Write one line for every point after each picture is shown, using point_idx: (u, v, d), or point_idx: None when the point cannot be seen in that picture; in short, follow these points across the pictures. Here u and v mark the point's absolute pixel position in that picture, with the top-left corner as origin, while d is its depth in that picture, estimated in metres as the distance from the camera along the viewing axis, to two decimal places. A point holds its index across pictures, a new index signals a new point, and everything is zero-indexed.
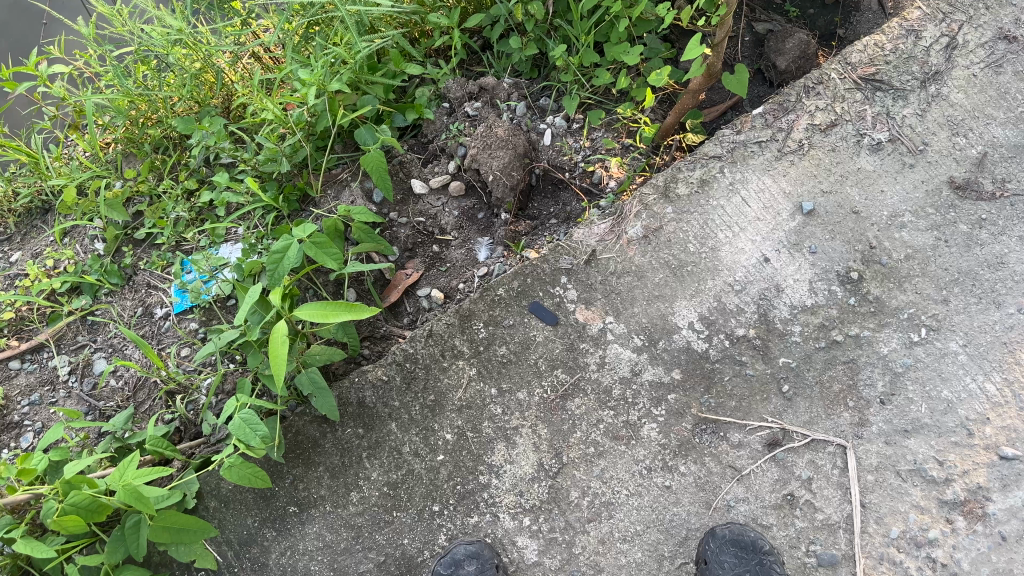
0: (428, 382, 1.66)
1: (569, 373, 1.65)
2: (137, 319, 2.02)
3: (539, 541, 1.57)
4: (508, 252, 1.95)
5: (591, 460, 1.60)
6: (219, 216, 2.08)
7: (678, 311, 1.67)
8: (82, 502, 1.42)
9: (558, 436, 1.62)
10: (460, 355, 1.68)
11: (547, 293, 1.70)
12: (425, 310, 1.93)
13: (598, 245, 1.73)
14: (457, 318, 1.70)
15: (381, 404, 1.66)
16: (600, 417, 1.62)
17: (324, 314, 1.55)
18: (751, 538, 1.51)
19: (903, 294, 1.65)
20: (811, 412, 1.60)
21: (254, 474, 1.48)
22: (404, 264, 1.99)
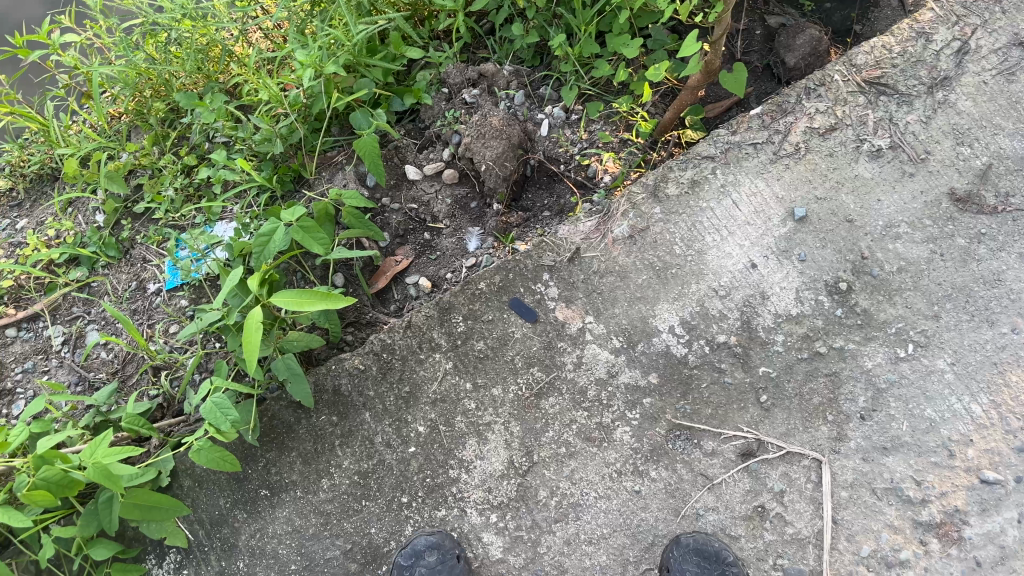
0: (405, 373, 1.66)
1: (546, 372, 1.63)
2: (131, 293, 2.04)
3: (504, 538, 1.56)
4: (498, 243, 1.94)
5: (562, 461, 1.59)
6: (215, 194, 2.09)
7: (659, 314, 1.64)
8: (53, 477, 1.45)
9: (530, 434, 1.61)
10: (437, 348, 1.67)
11: (528, 289, 1.68)
12: (412, 298, 1.94)
13: (583, 242, 1.70)
14: (437, 310, 1.69)
15: (356, 393, 1.66)
16: (574, 417, 1.61)
17: (300, 302, 1.55)
18: (715, 547, 1.50)
19: (893, 308, 1.60)
20: (788, 423, 1.57)
21: (222, 458, 1.49)
22: (394, 251, 1.99)
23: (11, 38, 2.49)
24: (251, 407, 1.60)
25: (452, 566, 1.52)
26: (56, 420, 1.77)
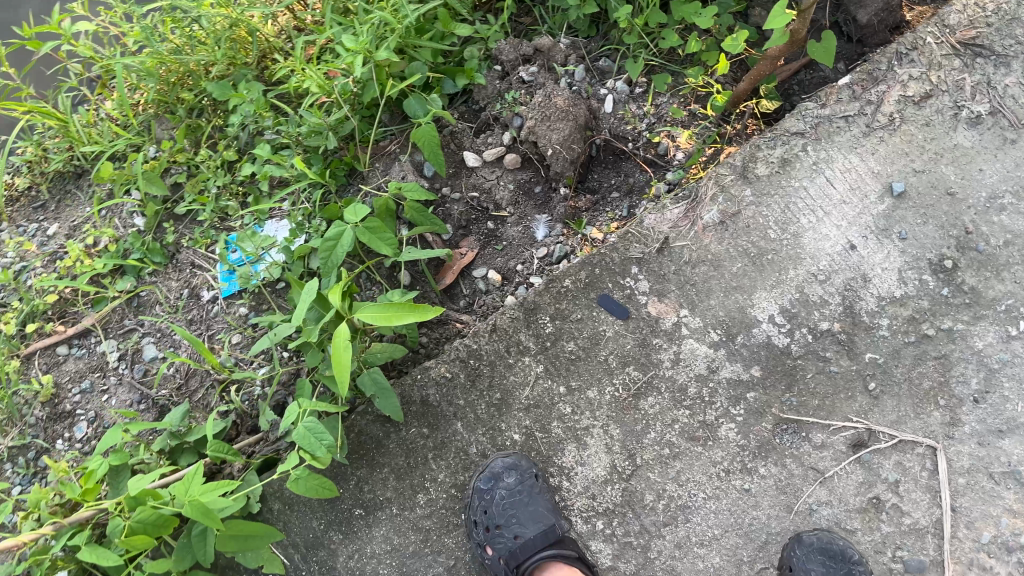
0: (496, 379, 1.59)
1: (642, 371, 1.57)
2: (184, 302, 1.95)
3: (613, 546, 1.52)
4: (568, 230, 1.87)
5: (667, 461, 1.54)
6: (262, 192, 1.99)
7: (757, 303, 1.57)
8: (149, 518, 1.39)
9: (631, 437, 1.55)
10: (526, 352, 1.60)
11: (617, 284, 1.61)
12: (482, 293, 1.87)
13: (672, 232, 1.62)
14: (522, 311, 1.61)
15: (445, 403, 1.59)
16: (675, 416, 1.55)
17: (388, 316, 1.47)
18: (841, 545, 1.46)
19: (1001, 284, 1.54)
20: (899, 411, 1.52)
21: (321, 485, 1.43)
22: (459, 243, 1.91)
23: (19, 30, 2.33)
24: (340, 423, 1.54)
25: (531, 486, 1.52)
26: (127, 444, 1.70)
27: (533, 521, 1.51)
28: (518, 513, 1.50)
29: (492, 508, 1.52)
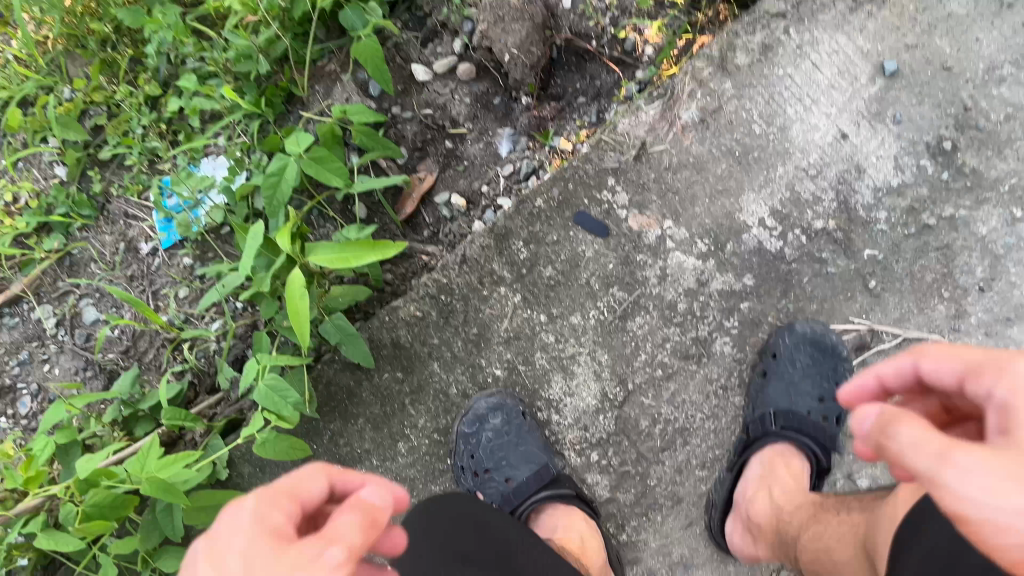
0: (471, 314, 1.46)
1: (628, 290, 1.45)
2: (122, 258, 1.78)
3: (610, 477, 1.43)
4: (534, 143, 1.75)
5: (661, 384, 1.43)
6: (193, 128, 1.81)
7: (745, 207, 1.45)
8: (104, 500, 1.26)
9: (621, 362, 1.44)
10: (501, 281, 1.47)
11: (594, 199, 1.47)
12: (446, 220, 1.74)
13: (651, 136, 1.47)
14: (492, 237, 1.47)
15: (418, 343, 1.46)
16: (666, 336, 1.44)
17: (345, 257, 1.34)
18: (833, 340, 1.42)
19: (1004, 163, 1.43)
20: (902, 308, 1.43)
21: (292, 446, 1.31)
22: (416, 167, 1.76)
23: None
24: (305, 376, 1.42)
25: (519, 426, 1.41)
26: (75, 417, 1.56)
27: (526, 461, 1.42)
28: (508, 455, 1.41)
29: (479, 452, 1.43)
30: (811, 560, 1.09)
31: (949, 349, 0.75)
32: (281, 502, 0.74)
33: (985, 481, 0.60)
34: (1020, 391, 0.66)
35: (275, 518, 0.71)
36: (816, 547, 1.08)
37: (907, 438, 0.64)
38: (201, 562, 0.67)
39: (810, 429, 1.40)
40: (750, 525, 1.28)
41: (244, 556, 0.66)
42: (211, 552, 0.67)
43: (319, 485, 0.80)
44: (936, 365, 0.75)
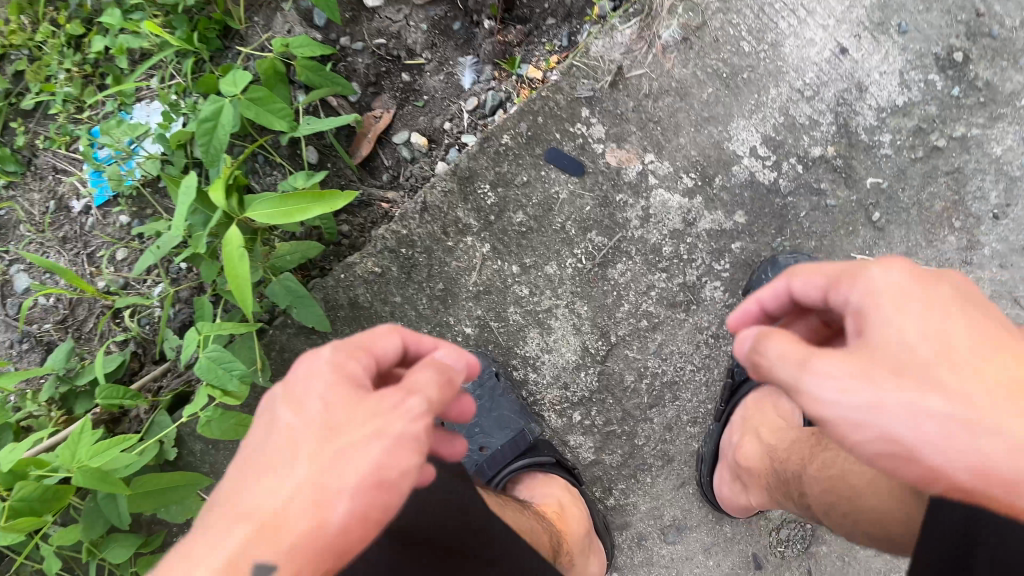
0: (435, 268, 1.33)
1: (607, 235, 1.31)
2: (52, 217, 1.61)
3: (595, 438, 1.31)
4: (500, 73, 1.59)
5: (646, 335, 1.31)
6: (121, 69, 1.63)
7: (734, 135, 1.30)
8: (33, 495, 1.14)
9: (602, 313, 1.31)
10: (466, 229, 1.32)
11: (566, 133, 1.31)
12: (407, 162, 1.58)
13: (629, 59, 1.30)
14: (455, 181, 1.32)
15: (379, 302, 1.33)
16: (651, 283, 1.31)
17: (287, 211, 1.19)
18: None
19: (1019, 75, 1.30)
20: (909, 241, 1.30)
21: (240, 424, 1.18)
22: (370, 105, 1.60)
23: None
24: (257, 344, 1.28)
25: (492, 389, 1.29)
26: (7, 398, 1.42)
27: (500, 428, 1.30)
28: (480, 421, 1.30)
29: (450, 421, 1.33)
30: (824, 495, 0.99)
31: (820, 266, 0.81)
32: (355, 350, 0.78)
33: (841, 383, 0.71)
34: (871, 296, 0.73)
35: (353, 364, 0.76)
36: (833, 480, 0.98)
37: (791, 352, 0.74)
38: (279, 406, 0.74)
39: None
40: (741, 474, 1.18)
41: (324, 399, 0.72)
42: (288, 395, 0.74)
43: (393, 343, 0.83)
44: (806, 282, 0.82)
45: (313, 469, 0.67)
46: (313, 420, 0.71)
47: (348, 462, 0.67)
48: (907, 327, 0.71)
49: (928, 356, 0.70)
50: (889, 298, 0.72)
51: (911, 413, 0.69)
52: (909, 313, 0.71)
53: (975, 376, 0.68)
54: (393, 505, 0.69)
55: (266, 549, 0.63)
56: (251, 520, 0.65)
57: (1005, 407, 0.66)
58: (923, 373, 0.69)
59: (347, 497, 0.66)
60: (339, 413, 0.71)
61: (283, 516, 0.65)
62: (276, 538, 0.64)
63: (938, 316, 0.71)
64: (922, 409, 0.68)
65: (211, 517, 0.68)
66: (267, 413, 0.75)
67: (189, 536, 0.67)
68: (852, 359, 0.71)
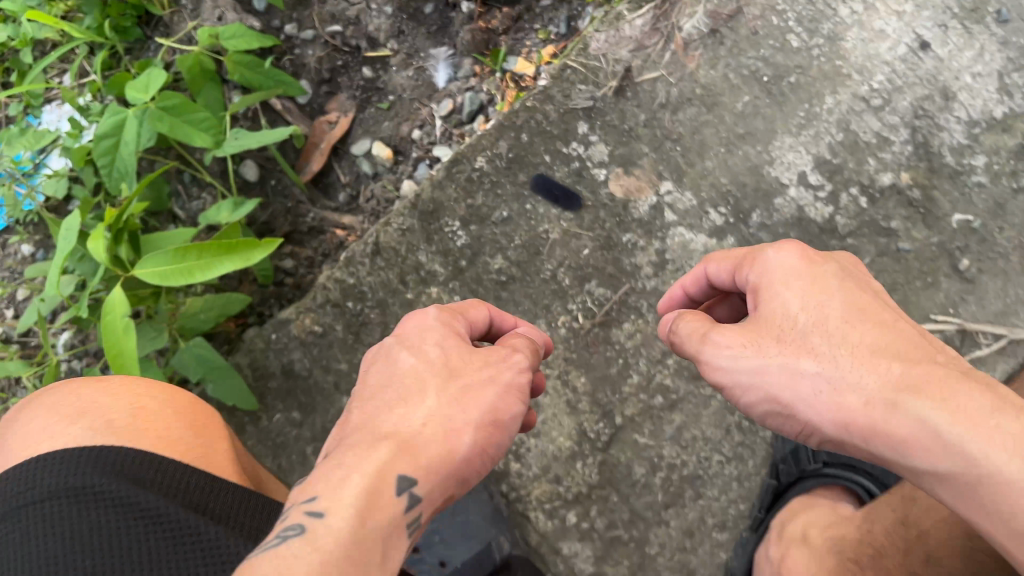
0: (390, 326, 1.04)
1: (611, 286, 1.02)
2: None
3: (594, 546, 1.00)
4: (481, 69, 1.28)
5: (661, 415, 1.02)
6: (25, 64, 1.33)
7: (777, 157, 1.01)
8: None
9: (604, 386, 1.02)
10: (430, 278, 1.04)
11: (558, 155, 1.05)
12: (368, 178, 1.28)
13: (643, 59, 1.06)
14: (417, 217, 1.05)
15: (321, 370, 1.05)
16: (667, 348, 1.03)
17: (187, 268, 0.90)
18: None
19: None
20: (1006, 297, 0.97)
21: None
22: (324, 107, 1.30)
23: None
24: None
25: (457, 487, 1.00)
26: None
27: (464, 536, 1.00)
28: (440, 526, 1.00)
29: None
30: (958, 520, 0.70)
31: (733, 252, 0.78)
32: (457, 315, 0.79)
33: (736, 354, 0.70)
34: (767, 273, 0.72)
35: (458, 324, 0.77)
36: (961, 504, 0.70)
37: (701, 329, 0.73)
38: (398, 354, 0.75)
39: (857, 462, 0.99)
40: None
41: (441, 346, 0.74)
42: (403, 343, 0.76)
43: (482, 313, 0.82)
44: (716, 269, 0.78)
45: (442, 400, 0.69)
46: (433, 363, 0.73)
47: (473, 400, 0.70)
48: (790, 300, 0.69)
49: (809, 329, 0.68)
50: (781, 277, 0.71)
51: (794, 378, 0.67)
52: (789, 287, 0.70)
53: (855, 344, 0.66)
54: (504, 445, 0.71)
55: (408, 465, 0.64)
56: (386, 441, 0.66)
57: (872, 373, 0.64)
58: (802, 339, 0.68)
59: (469, 430, 0.69)
60: (456, 361, 0.73)
61: (422, 438, 0.67)
62: (413, 460, 0.65)
63: (821, 291, 0.69)
64: (799, 372, 0.67)
65: (339, 448, 0.68)
66: (378, 366, 0.75)
67: (319, 465, 0.66)
68: (738, 327, 0.71)
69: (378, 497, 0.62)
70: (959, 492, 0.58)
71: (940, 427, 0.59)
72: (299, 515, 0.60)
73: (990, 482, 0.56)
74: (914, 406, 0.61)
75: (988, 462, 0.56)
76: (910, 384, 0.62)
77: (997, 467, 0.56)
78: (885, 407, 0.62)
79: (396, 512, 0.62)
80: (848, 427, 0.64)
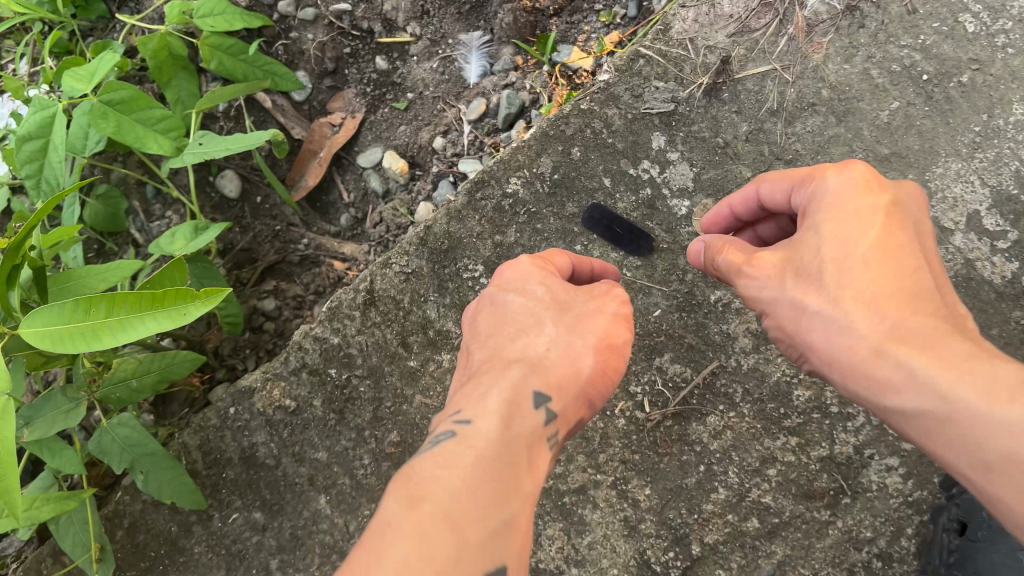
0: (385, 404, 0.78)
1: (691, 362, 0.75)
2: None
3: None
4: (525, 60, 1.00)
5: (756, 545, 0.72)
6: None
7: (937, 191, 0.74)
8: None
9: (676, 502, 0.73)
10: (442, 340, 0.78)
11: (623, 178, 0.78)
12: (376, 198, 1.01)
13: (748, 48, 0.80)
14: (429, 256, 0.79)
15: (292, 457, 0.78)
16: (767, 454, 0.74)
17: (92, 329, 0.63)
18: None
19: None
20: None
21: None
22: (325, 105, 1.04)
23: None
24: (92, 513, 0.78)
25: None
26: None
27: None
28: None
29: None
30: None
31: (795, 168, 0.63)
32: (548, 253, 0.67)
33: (755, 283, 0.60)
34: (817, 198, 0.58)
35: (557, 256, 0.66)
36: None
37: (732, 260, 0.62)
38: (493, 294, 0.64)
39: None
40: None
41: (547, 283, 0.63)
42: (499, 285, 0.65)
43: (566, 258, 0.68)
44: (770, 190, 0.64)
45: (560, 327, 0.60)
46: (541, 297, 0.62)
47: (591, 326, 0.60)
48: (819, 234, 0.56)
49: (825, 266, 0.56)
50: (827, 206, 0.57)
51: (797, 316, 0.57)
52: (827, 220, 0.56)
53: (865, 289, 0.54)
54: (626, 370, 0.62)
55: (538, 381, 0.57)
56: (513, 364, 0.58)
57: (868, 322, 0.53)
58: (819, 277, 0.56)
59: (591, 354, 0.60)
60: (567, 290, 0.63)
61: (547, 369, 0.58)
62: (542, 378, 0.57)
63: (854, 226, 0.56)
64: (803, 311, 0.56)
65: (468, 376, 0.61)
66: (483, 304, 0.64)
67: (452, 394, 0.60)
68: (767, 262, 0.59)
69: (519, 415, 0.55)
70: (931, 441, 0.51)
71: (934, 384, 0.50)
72: (448, 422, 0.55)
73: (965, 433, 0.49)
74: (904, 357, 0.52)
75: (969, 416, 0.48)
76: (906, 335, 0.52)
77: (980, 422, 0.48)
78: (873, 358, 0.53)
79: (536, 427, 0.55)
80: (834, 367, 0.55)
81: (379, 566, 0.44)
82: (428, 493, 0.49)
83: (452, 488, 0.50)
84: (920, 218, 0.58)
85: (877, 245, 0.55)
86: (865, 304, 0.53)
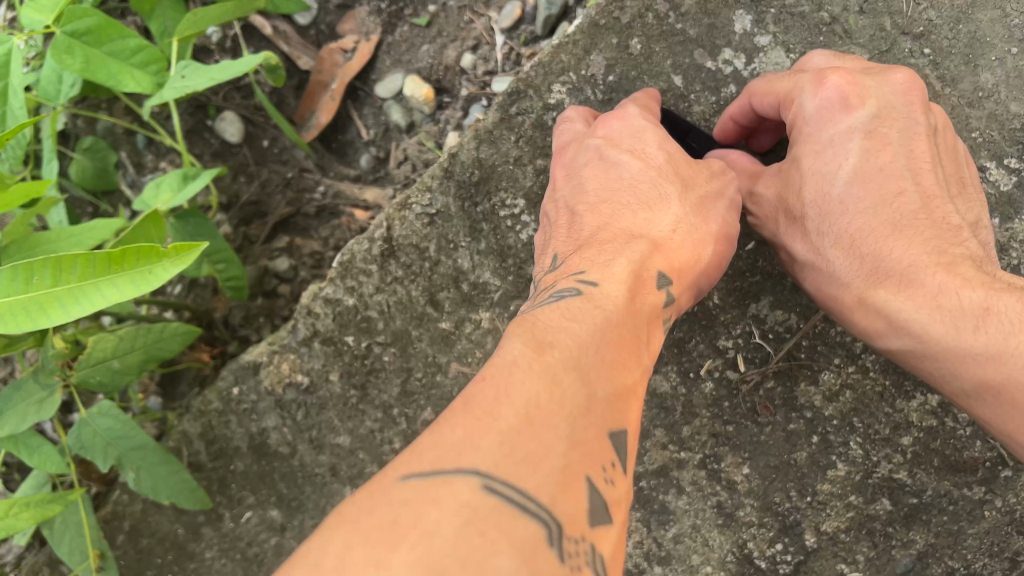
0: (415, 375, 0.64)
1: (797, 308, 0.59)
2: None
3: None
4: None
5: (887, 533, 0.58)
6: None
7: None
8: None
9: (783, 482, 0.59)
10: (479, 295, 0.64)
11: (697, 76, 0.62)
12: (397, 133, 0.86)
13: None
14: (459, 190, 0.64)
15: (310, 444, 0.65)
16: (900, 420, 0.58)
17: (37, 302, 0.47)
18: None
19: None
20: None
21: None
22: (334, 27, 0.89)
23: None
24: (90, 515, 0.65)
25: None
26: None
27: None
28: None
29: None
30: None
31: (783, 73, 0.54)
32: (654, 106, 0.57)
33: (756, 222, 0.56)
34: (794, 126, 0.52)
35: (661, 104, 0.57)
36: None
37: None
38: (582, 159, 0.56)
39: None
40: None
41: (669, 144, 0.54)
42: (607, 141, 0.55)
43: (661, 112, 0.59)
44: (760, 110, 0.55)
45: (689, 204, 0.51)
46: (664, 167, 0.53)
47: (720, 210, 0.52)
48: (798, 171, 0.52)
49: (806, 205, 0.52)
50: (802, 136, 0.52)
51: (791, 260, 0.54)
52: (803, 151, 0.52)
53: (846, 225, 0.50)
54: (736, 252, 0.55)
55: (661, 260, 0.48)
56: (632, 238, 0.50)
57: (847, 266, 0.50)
58: (802, 217, 0.52)
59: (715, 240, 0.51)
60: (689, 162, 0.53)
61: (673, 248, 0.50)
62: (666, 258, 0.49)
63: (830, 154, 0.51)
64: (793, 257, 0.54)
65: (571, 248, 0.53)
66: (588, 156, 0.55)
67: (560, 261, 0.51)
68: (763, 196, 0.55)
69: (643, 290, 0.46)
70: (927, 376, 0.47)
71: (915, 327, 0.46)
72: (569, 282, 0.46)
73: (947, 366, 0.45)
74: (882, 300, 0.48)
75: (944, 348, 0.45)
76: (878, 273, 0.48)
77: (952, 355, 0.44)
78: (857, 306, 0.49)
79: (655, 305, 0.46)
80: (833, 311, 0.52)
81: (494, 414, 0.34)
82: (553, 341, 0.39)
83: (580, 337, 0.40)
84: (914, 124, 0.51)
85: (854, 175, 0.50)
86: (842, 242, 0.50)
